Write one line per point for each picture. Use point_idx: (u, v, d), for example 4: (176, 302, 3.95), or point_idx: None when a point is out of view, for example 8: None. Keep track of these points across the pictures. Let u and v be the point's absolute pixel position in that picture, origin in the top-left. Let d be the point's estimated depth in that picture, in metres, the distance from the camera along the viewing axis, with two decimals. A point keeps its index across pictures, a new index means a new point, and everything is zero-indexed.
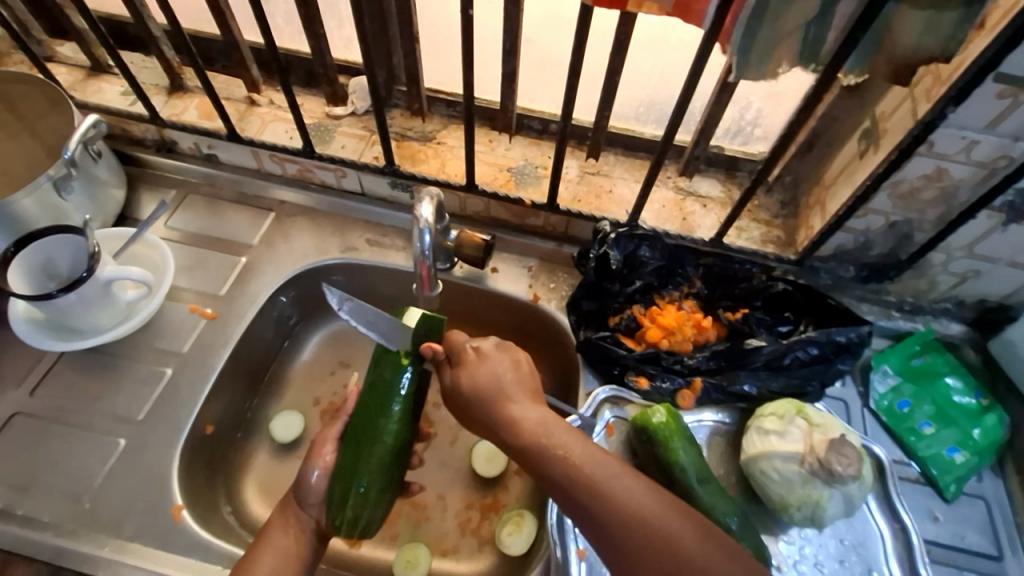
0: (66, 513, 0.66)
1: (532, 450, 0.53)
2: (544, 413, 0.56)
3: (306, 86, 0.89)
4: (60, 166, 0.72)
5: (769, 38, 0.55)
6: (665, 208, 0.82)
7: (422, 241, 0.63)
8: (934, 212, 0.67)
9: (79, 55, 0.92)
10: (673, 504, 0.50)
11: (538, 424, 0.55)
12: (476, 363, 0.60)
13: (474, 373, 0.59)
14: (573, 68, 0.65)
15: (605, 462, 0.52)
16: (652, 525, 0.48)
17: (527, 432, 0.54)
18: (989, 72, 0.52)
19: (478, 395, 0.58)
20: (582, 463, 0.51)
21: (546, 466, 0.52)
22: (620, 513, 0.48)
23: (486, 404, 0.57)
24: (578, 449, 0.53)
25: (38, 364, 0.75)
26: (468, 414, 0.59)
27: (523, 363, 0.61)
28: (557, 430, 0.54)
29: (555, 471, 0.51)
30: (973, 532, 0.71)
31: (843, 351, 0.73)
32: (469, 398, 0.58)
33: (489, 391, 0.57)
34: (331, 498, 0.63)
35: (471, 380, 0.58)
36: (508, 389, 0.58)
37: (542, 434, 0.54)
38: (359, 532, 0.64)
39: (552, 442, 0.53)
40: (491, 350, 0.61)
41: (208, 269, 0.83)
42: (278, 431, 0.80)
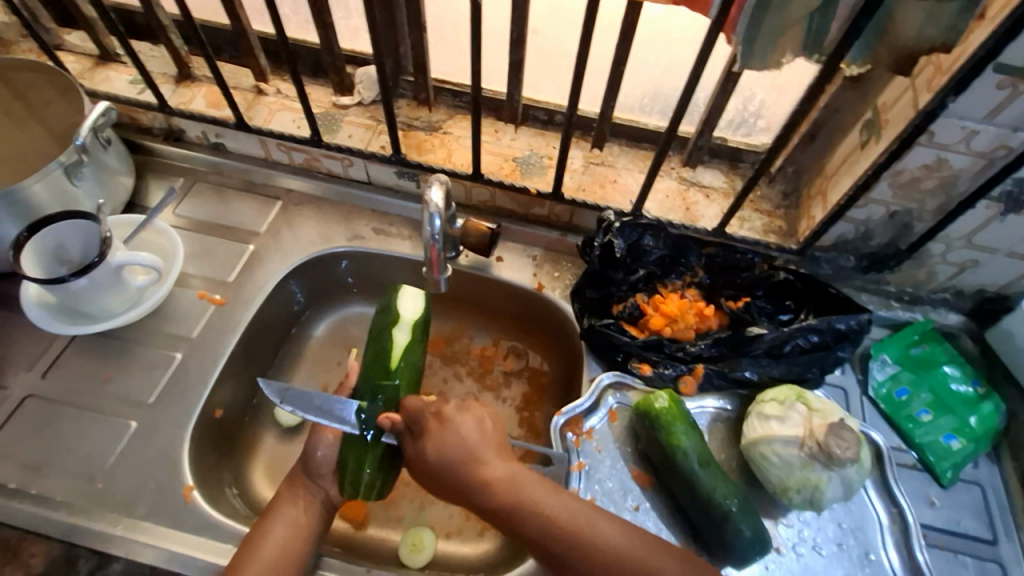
0: (79, 493, 0.67)
1: (509, 508, 0.56)
2: (514, 468, 0.59)
3: (313, 76, 0.90)
4: (71, 152, 0.73)
5: (773, 27, 0.56)
6: (669, 198, 0.83)
7: (433, 226, 0.64)
8: (933, 202, 0.68)
9: (88, 44, 0.92)
10: (648, 540, 0.56)
11: (513, 482, 0.57)
12: (441, 429, 0.60)
13: (440, 439, 0.59)
14: (579, 58, 0.66)
15: (582, 512, 0.56)
16: (634, 565, 0.53)
17: (504, 495, 0.56)
18: (988, 62, 0.53)
19: (446, 462, 0.58)
20: (563, 518, 0.55)
21: (526, 525, 0.55)
22: (607, 561, 0.53)
23: (455, 472, 0.58)
24: (558, 504, 0.56)
25: (49, 347, 0.76)
26: (435, 481, 0.59)
27: (486, 421, 0.62)
28: (532, 489, 0.57)
29: (538, 530, 0.54)
30: (968, 517, 0.72)
31: (843, 339, 0.74)
32: (434, 464, 0.58)
33: (456, 456, 0.58)
34: (343, 467, 0.65)
35: (436, 448, 0.59)
36: (475, 453, 0.59)
37: (520, 494, 0.57)
38: (375, 493, 0.67)
39: (532, 501, 0.56)
40: (453, 412, 0.61)
41: (217, 256, 0.84)
42: (283, 413, 0.82)
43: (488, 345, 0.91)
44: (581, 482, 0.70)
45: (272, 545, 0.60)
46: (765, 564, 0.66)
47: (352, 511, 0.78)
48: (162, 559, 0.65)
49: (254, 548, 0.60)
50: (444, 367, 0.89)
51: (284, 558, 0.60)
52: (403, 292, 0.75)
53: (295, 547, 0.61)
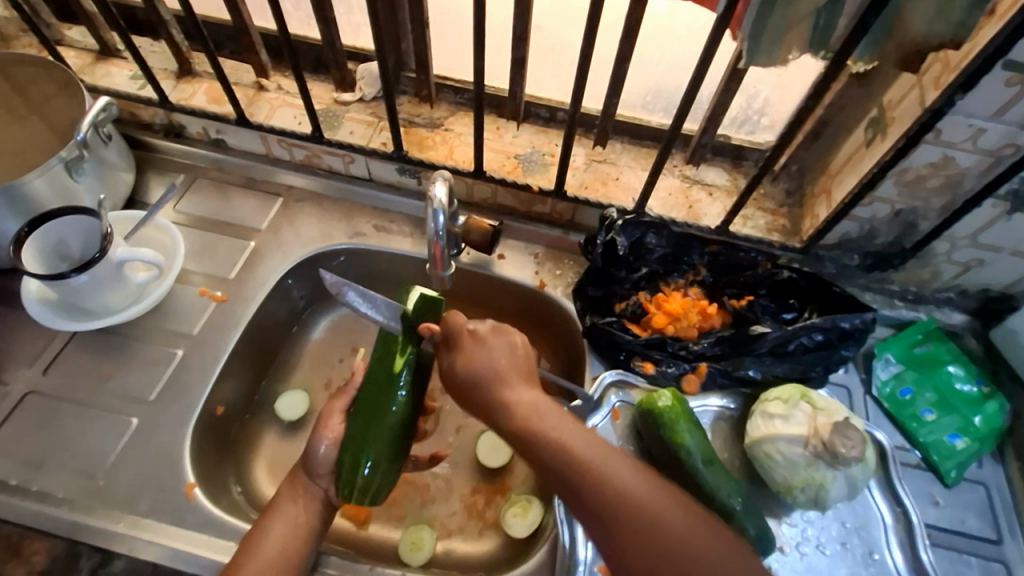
0: (80, 490, 0.67)
1: (527, 434, 0.53)
2: (538, 396, 0.56)
3: (315, 72, 0.89)
4: (72, 147, 0.72)
5: (780, 24, 0.55)
6: (672, 196, 0.83)
7: (436, 222, 0.63)
8: (939, 201, 0.68)
9: (88, 39, 0.92)
10: (661, 485, 0.51)
11: (534, 409, 0.54)
12: (472, 347, 0.59)
13: (469, 356, 0.58)
14: (584, 54, 0.65)
15: (601, 449, 0.52)
16: (646, 513, 0.49)
17: (522, 418, 0.54)
18: (997, 59, 0.52)
19: (474, 378, 0.57)
20: (577, 449, 0.52)
21: (541, 449, 0.52)
22: (612, 495, 0.49)
23: (481, 389, 0.57)
24: (573, 434, 0.53)
25: (50, 344, 0.76)
26: (464, 395, 0.58)
27: (519, 346, 0.60)
28: (551, 416, 0.54)
29: (552, 458, 0.51)
30: (973, 517, 0.72)
31: (847, 338, 0.74)
32: (463, 378, 0.58)
33: (484, 374, 0.57)
34: (341, 468, 0.64)
35: (465, 363, 0.58)
36: (502, 372, 0.57)
37: (537, 420, 0.54)
38: (371, 497, 0.65)
39: (548, 429, 0.53)
40: (487, 333, 0.60)
41: (218, 252, 0.84)
42: (283, 411, 0.81)
43: None
44: None
45: (272, 543, 0.60)
46: (768, 563, 0.66)
47: (354, 509, 0.77)
48: (164, 556, 0.64)
49: (254, 547, 0.59)
50: None
51: (285, 556, 0.59)
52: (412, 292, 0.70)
53: (295, 545, 0.61)
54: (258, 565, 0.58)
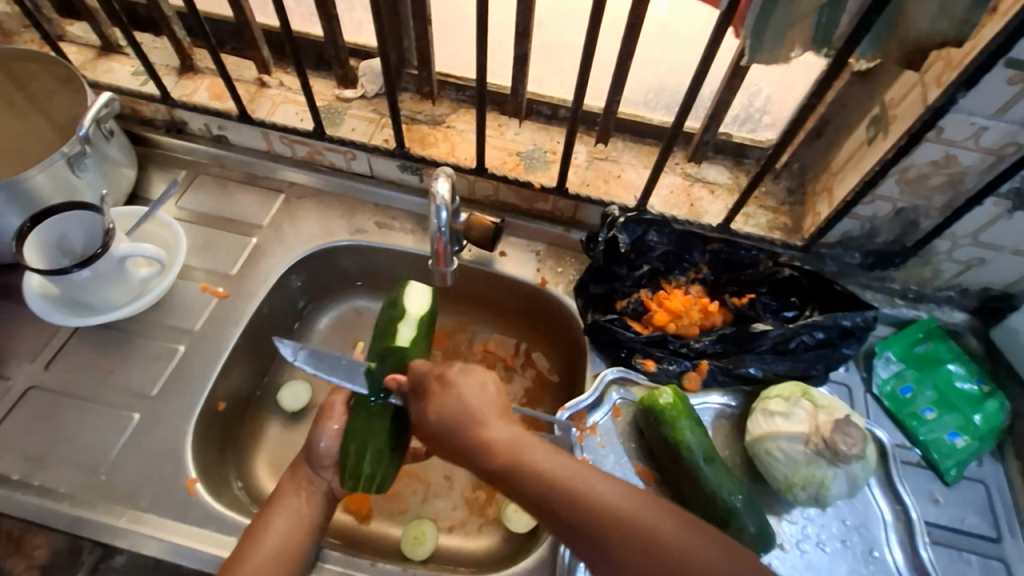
0: (82, 485, 0.67)
1: (508, 469, 0.53)
2: (514, 429, 0.56)
3: (316, 68, 0.89)
4: (74, 143, 0.72)
5: (783, 21, 0.55)
6: (673, 193, 0.83)
7: (440, 219, 0.63)
8: (941, 199, 0.68)
9: (90, 35, 0.92)
10: (648, 500, 0.51)
11: (511, 443, 0.55)
12: (443, 392, 0.59)
13: (441, 400, 0.58)
14: (586, 51, 0.65)
15: (579, 474, 0.52)
16: (634, 527, 0.48)
17: (501, 454, 0.54)
18: (1000, 57, 0.52)
19: (449, 421, 0.57)
20: (557, 478, 0.52)
21: (523, 483, 0.52)
22: (599, 518, 0.49)
23: (458, 433, 0.57)
24: (553, 464, 0.53)
25: (52, 339, 0.76)
26: (443, 439, 0.58)
27: (491, 383, 0.60)
28: (529, 450, 0.54)
29: (533, 491, 0.52)
30: (973, 515, 0.72)
31: (848, 336, 0.74)
32: (439, 422, 0.58)
33: (459, 413, 0.57)
34: (344, 459, 0.64)
35: (439, 407, 0.58)
36: (477, 412, 0.57)
37: (515, 455, 0.54)
38: (376, 487, 0.65)
39: (528, 462, 0.53)
40: (456, 377, 0.59)
41: (219, 248, 0.84)
42: (286, 400, 0.82)
43: (490, 340, 0.91)
44: None
45: (273, 536, 0.60)
46: (769, 560, 0.66)
47: (355, 505, 0.77)
48: (165, 551, 0.64)
49: (255, 540, 0.59)
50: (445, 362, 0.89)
51: (285, 549, 0.60)
52: (411, 289, 0.74)
53: (296, 539, 0.61)
54: (259, 558, 0.58)
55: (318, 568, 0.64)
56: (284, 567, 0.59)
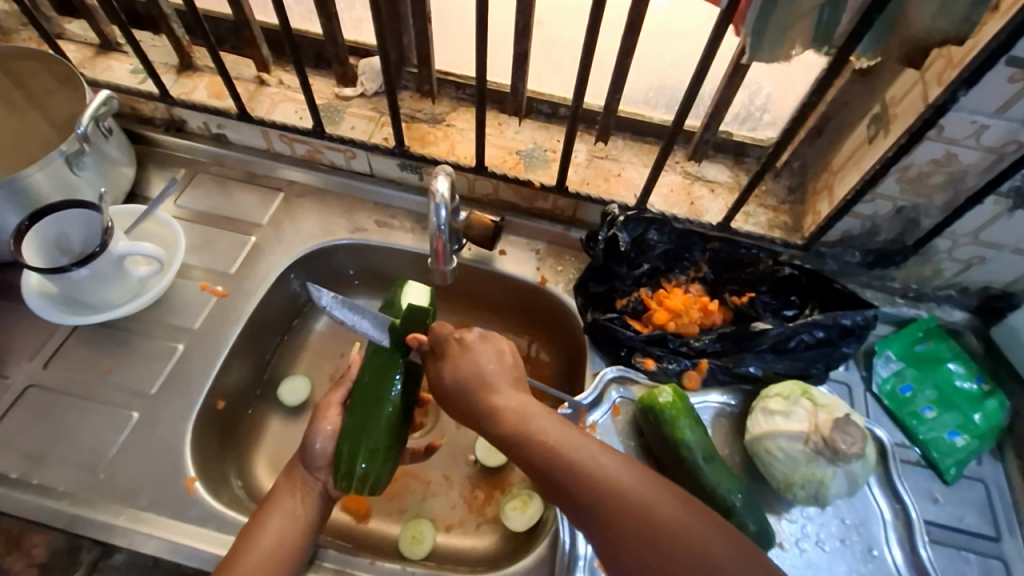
0: (81, 483, 0.67)
1: (512, 433, 0.54)
2: (524, 398, 0.58)
3: (316, 67, 0.89)
4: (73, 141, 0.72)
5: (783, 19, 0.55)
6: (674, 192, 0.83)
7: (440, 217, 0.63)
8: (941, 198, 0.68)
9: (89, 33, 0.92)
10: (648, 478, 0.52)
11: (519, 411, 0.56)
12: (460, 354, 0.61)
13: (458, 363, 0.60)
14: (587, 50, 0.65)
15: (581, 442, 0.53)
16: (628, 499, 0.49)
17: (509, 420, 0.55)
18: (1001, 55, 0.52)
19: (462, 386, 0.59)
20: (560, 446, 0.53)
21: (525, 446, 0.53)
22: (599, 490, 0.50)
23: (469, 397, 0.58)
24: (557, 432, 0.54)
25: (50, 338, 0.76)
26: (453, 404, 0.60)
27: (506, 352, 0.62)
28: (537, 418, 0.55)
29: (534, 454, 0.53)
30: (972, 514, 0.72)
31: (848, 334, 0.74)
32: (452, 386, 0.59)
33: (472, 380, 0.58)
34: (338, 459, 0.64)
35: (454, 370, 0.60)
36: (491, 378, 0.59)
37: (522, 420, 0.55)
38: (369, 488, 0.65)
39: (532, 427, 0.54)
40: (474, 342, 0.61)
41: (218, 247, 0.84)
42: (286, 394, 0.82)
43: None
44: None
45: (268, 537, 0.60)
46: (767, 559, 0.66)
47: (354, 504, 0.77)
48: (164, 550, 0.64)
49: (250, 540, 0.60)
50: None
51: (279, 550, 0.60)
52: (409, 289, 0.74)
53: (291, 539, 0.61)
54: (254, 559, 0.58)
55: (315, 567, 0.64)
56: (278, 567, 0.59)
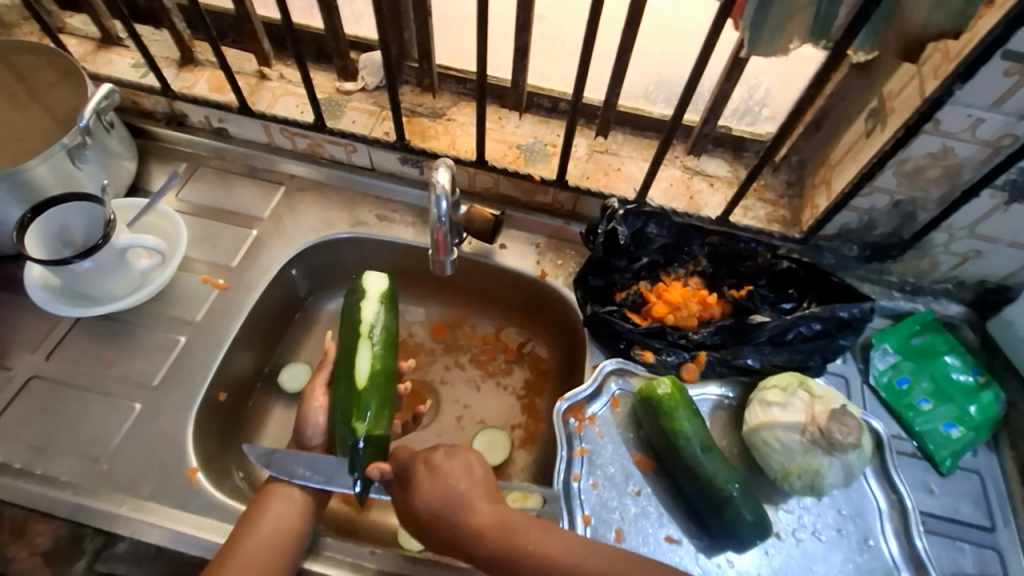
0: (83, 473, 0.68)
1: (501, 554, 0.55)
2: (502, 511, 0.58)
3: (317, 62, 0.90)
4: (75, 134, 0.72)
5: (781, 13, 0.56)
6: (673, 186, 0.83)
7: (440, 208, 0.64)
8: (938, 191, 0.68)
9: (90, 27, 0.92)
10: (639, 560, 0.56)
11: (509, 525, 0.56)
12: (429, 478, 0.59)
13: (429, 492, 0.58)
14: (587, 44, 0.65)
15: (568, 545, 0.56)
16: None
17: (498, 537, 0.55)
18: (996, 49, 0.53)
19: (439, 513, 0.56)
20: (554, 554, 0.55)
21: (517, 565, 0.54)
22: None
23: (448, 520, 0.56)
24: (542, 540, 0.56)
25: (52, 331, 0.76)
26: (432, 532, 0.57)
27: (476, 465, 0.61)
28: (523, 526, 0.56)
29: (527, 571, 0.54)
30: (967, 505, 0.73)
31: (845, 327, 0.74)
32: (425, 514, 0.57)
33: (448, 502, 0.57)
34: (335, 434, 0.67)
35: (425, 500, 0.57)
36: (466, 497, 0.57)
37: (508, 537, 0.55)
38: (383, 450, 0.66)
39: (520, 543, 0.55)
40: (444, 465, 0.59)
41: (219, 240, 0.84)
42: (286, 379, 0.83)
43: (490, 333, 0.91)
44: (583, 467, 0.71)
45: (269, 519, 0.61)
46: (764, 548, 0.67)
47: (355, 494, 0.78)
48: (166, 539, 0.65)
49: (253, 521, 0.61)
50: (445, 354, 0.90)
51: (279, 532, 0.61)
52: (366, 277, 0.79)
53: (291, 521, 0.62)
54: (255, 540, 0.60)
55: (313, 555, 0.65)
56: (279, 549, 0.60)
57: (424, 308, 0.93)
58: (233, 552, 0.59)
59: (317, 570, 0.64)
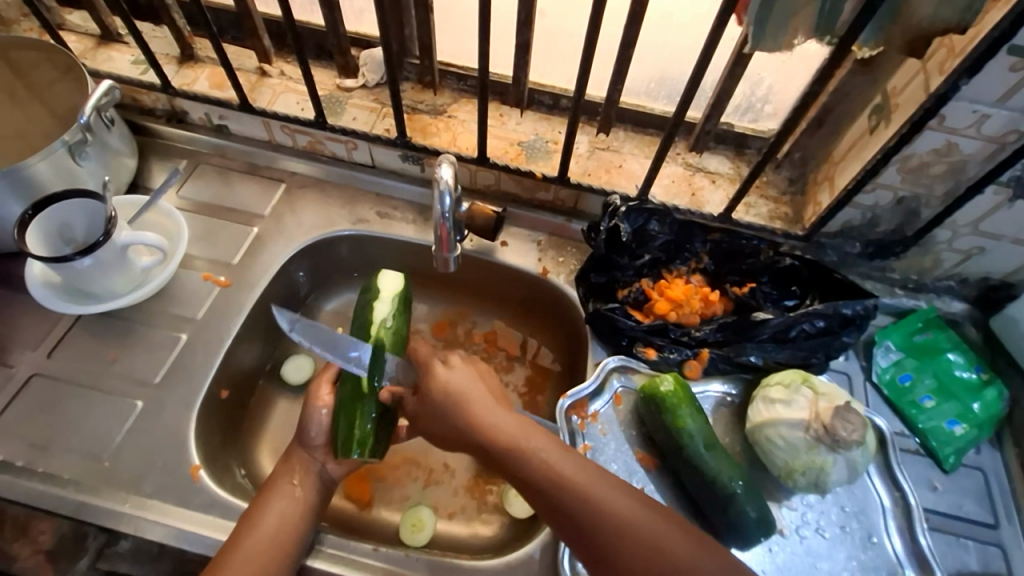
0: (85, 471, 0.68)
1: (509, 451, 0.56)
2: (518, 417, 0.59)
3: (318, 59, 0.89)
4: (75, 130, 0.72)
5: (784, 8, 0.56)
6: (675, 183, 0.83)
7: (443, 204, 0.63)
8: (942, 187, 0.68)
9: (89, 24, 0.92)
10: (651, 506, 0.52)
11: (517, 429, 0.57)
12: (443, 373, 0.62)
13: (445, 383, 0.61)
14: (590, 39, 0.65)
15: (580, 467, 0.54)
16: (633, 528, 0.50)
17: (505, 437, 0.56)
18: (1002, 44, 0.52)
19: (452, 402, 0.60)
20: (562, 470, 0.54)
21: (524, 466, 0.54)
22: (609, 517, 0.50)
23: (459, 411, 0.59)
24: (553, 454, 0.55)
25: (54, 329, 0.76)
26: (439, 422, 0.60)
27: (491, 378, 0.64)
28: (536, 437, 0.56)
29: (536, 475, 0.54)
30: (971, 502, 0.73)
31: (848, 324, 0.74)
32: (439, 403, 0.60)
33: (459, 399, 0.60)
34: (336, 432, 0.66)
35: (440, 389, 0.61)
36: (480, 395, 0.60)
37: (521, 437, 0.56)
38: (371, 451, 0.66)
39: (532, 446, 0.55)
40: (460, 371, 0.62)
41: (219, 238, 0.84)
42: (290, 371, 0.84)
43: (491, 330, 0.91)
44: None
45: (271, 519, 0.61)
46: (768, 545, 0.67)
47: (357, 492, 0.78)
48: (169, 536, 0.65)
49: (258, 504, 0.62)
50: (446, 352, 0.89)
51: (281, 531, 0.60)
52: (384, 275, 0.80)
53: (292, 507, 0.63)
54: (255, 521, 0.61)
55: (315, 552, 0.65)
56: (281, 547, 0.59)
57: (425, 305, 0.93)
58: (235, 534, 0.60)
59: (319, 567, 0.64)
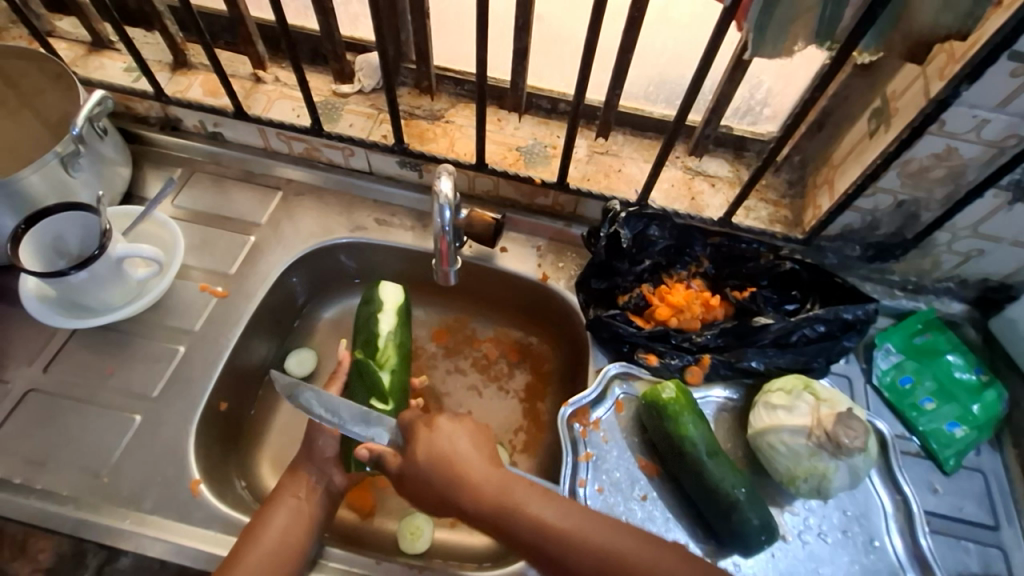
0: (83, 487, 0.67)
1: (496, 513, 0.54)
2: (504, 473, 0.57)
3: (312, 63, 0.88)
4: (68, 142, 0.71)
5: (785, 16, 0.55)
6: (674, 187, 0.83)
7: (443, 217, 0.63)
8: (942, 191, 0.68)
9: (80, 30, 0.90)
10: (640, 536, 0.54)
11: (501, 484, 0.56)
12: (428, 434, 0.59)
13: (431, 443, 0.58)
14: (589, 46, 0.64)
15: (570, 512, 0.54)
16: (628, 562, 0.52)
17: (490, 496, 0.55)
18: (1003, 50, 0.52)
19: (434, 467, 0.57)
20: (550, 520, 0.53)
21: (513, 524, 0.53)
22: (601, 559, 0.51)
23: (442, 475, 0.56)
24: (540, 504, 0.55)
25: (50, 342, 0.75)
26: (424, 488, 0.57)
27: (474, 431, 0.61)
28: (519, 489, 0.56)
29: (524, 531, 0.53)
30: (971, 504, 0.73)
31: (849, 329, 0.74)
32: (423, 469, 0.57)
33: (443, 460, 0.57)
34: (349, 452, 0.67)
35: (426, 452, 0.58)
36: (468, 459, 0.57)
37: (505, 494, 0.55)
38: None
39: (518, 501, 0.54)
40: (444, 421, 0.60)
41: (216, 248, 0.83)
42: (293, 367, 0.84)
43: (492, 336, 0.91)
44: (589, 472, 0.70)
45: (273, 532, 0.60)
46: (770, 551, 0.67)
47: (359, 502, 0.77)
48: (170, 552, 0.65)
49: (263, 520, 0.61)
50: (446, 359, 0.89)
51: (283, 545, 0.60)
52: (382, 285, 0.79)
53: (295, 531, 0.61)
54: (259, 545, 0.59)
55: (319, 566, 0.64)
56: (283, 562, 0.59)
57: (425, 313, 0.92)
58: (236, 557, 0.58)
59: None
